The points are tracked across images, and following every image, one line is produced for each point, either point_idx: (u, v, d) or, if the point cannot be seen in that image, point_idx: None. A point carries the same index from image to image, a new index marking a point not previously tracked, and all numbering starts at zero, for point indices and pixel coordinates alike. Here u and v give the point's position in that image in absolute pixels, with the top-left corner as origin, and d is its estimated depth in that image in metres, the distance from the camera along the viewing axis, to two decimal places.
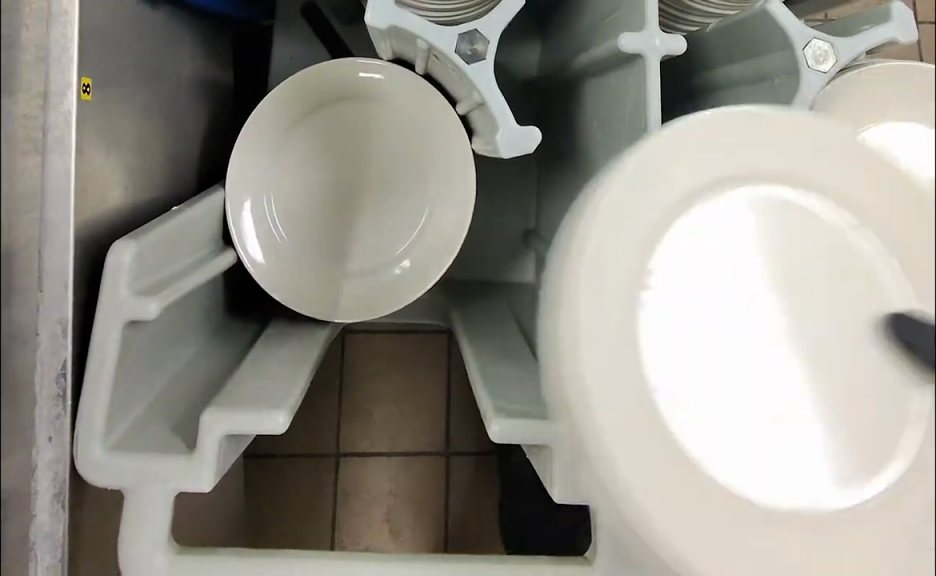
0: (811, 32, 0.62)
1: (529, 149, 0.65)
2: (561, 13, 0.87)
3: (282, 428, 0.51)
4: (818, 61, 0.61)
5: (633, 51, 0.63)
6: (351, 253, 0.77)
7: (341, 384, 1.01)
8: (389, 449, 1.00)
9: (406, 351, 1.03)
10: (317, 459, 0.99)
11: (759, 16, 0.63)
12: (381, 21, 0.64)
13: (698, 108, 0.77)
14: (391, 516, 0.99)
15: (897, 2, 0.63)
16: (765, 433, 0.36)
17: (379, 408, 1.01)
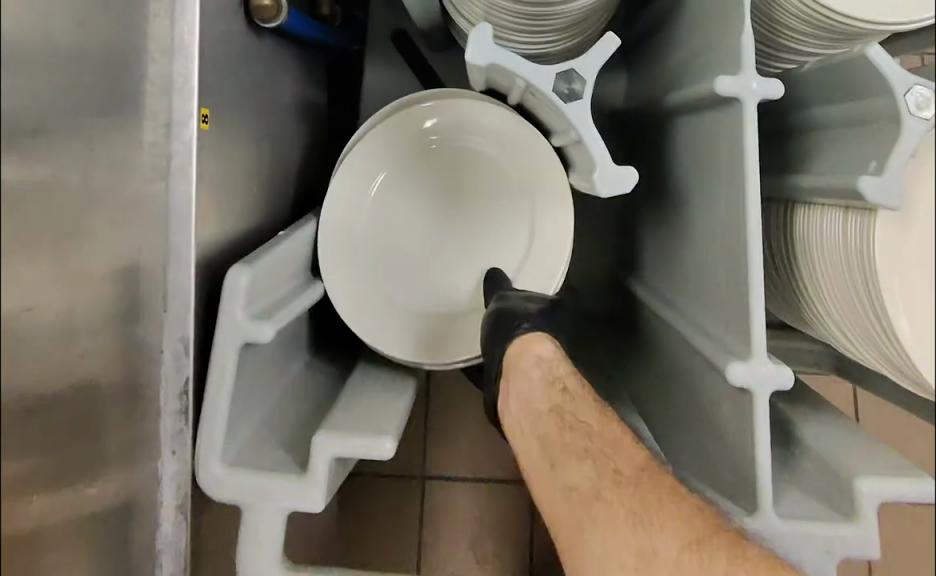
0: (913, 78, 0.61)
1: (626, 189, 0.66)
2: (652, 46, 0.88)
3: (388, 453, 0.53)
4: (920, 107, 0.60)
5: (729, 93, 0.63)
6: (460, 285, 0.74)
7: (428, 408, 0.99)
8: (475, 474, 0.97)
9: None
10: (402, 480, 0.97)
11: (859, 61, 0.63)
12: (481, 59, 0.66)
13: (795, 146, 0.76)
14: (475, 542, 0.95)
15: None
16: (426, 267, 0.74)
17: (464, 434, 0.98)
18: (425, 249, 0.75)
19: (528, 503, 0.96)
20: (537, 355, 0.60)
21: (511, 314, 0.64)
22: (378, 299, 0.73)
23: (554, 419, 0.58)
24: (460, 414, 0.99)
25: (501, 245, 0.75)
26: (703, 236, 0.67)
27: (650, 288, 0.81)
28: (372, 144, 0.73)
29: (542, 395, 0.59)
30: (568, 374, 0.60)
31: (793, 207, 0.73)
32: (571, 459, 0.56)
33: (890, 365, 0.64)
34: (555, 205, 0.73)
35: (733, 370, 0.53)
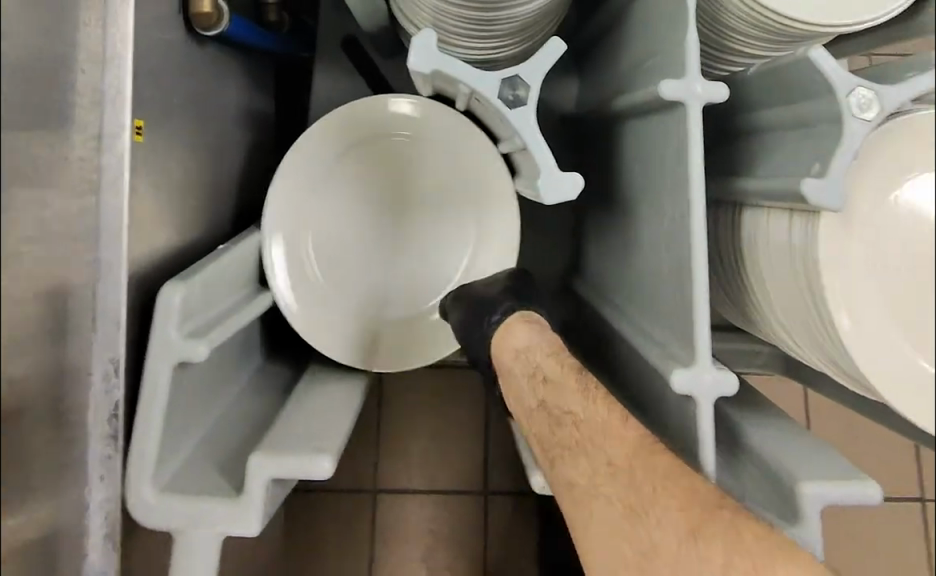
0: (856, 78, 0.61)
1: (571, 195, 0.64)
2: (603, 51, 0.88)
3: (328, 472, 0.52)
4: (862, 109, 0.60)
5: (673, 97, 0.63)
6: (408, 290, 0.73)
7: (380, 419, 0.97)
8: (427, 486, 0.96)
9: (446, 387, 0.98)
10: (352, 495, 0.95)
11: (802, 63, 0.63)
12: (424, 67, 0.65)
13: (741, 149, 0.76)
14: (428, 555, 0.94)
15: None
16: (375, 269, 0.73)
17: (415, 445, 0.97)
18: (375, 250, 0.73)
19: (481, 513, 0.95)
20: (516, 349, 0.64)
21: (479, 302, 0.68)
22: (324, 303, 0.70)
23: (542, 413, 0.60)
24: (411, 425, 0.97)
25: (444, 256, 0.74)
26: (650, 240, 0.67)
27: (598, 293, 0.80)
28: (317, 139, 0.70)
29: (529, 391, 0.61)
30: (549, 365, 0.61)
31: (740, 209, 0.73)
32: (562, 452, 0.58)
33: (837, 368, 0.64)
34: (500, 214, 0.73)
35: (677, 377, 0.52)
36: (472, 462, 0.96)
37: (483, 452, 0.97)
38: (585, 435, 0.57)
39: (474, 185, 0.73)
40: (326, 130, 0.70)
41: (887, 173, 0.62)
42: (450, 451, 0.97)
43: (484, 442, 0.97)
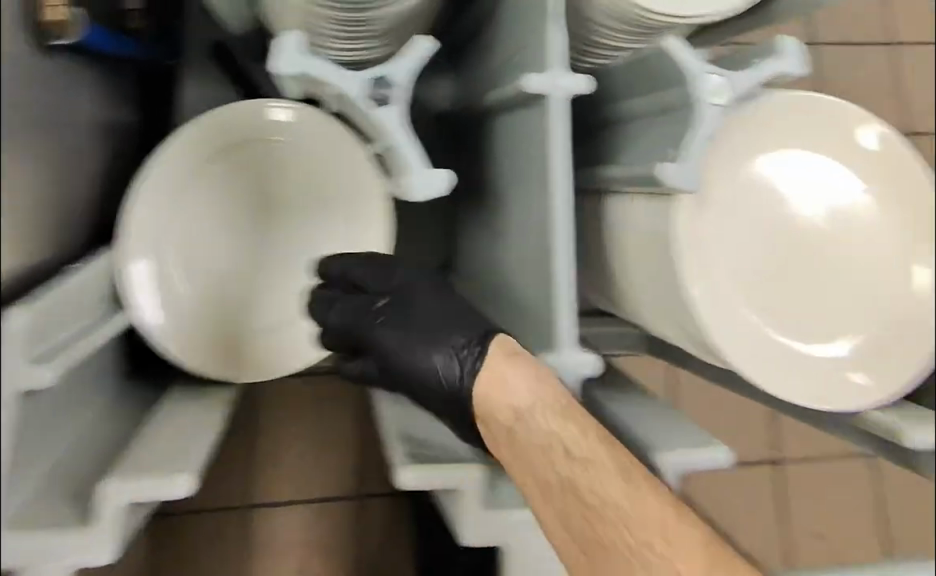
0: (708, 66, 0.63)
1: (439, 190, 0.64)
2: (475, 50, 0.88)
3: (187, 491, 0.50)
4: (714, 94, 0.62)
5: (537, 90, 0.64)
6: (276, 302, 0.70)
7: (252, 432, 0.94)
8: (300, 496, 0.94)
9: (317, 394, 0.96)
10: (222, 513, 0.92)
11: (659, 53, 0.65)
12: (288, 70, 0.64)
13: (605, 139, 0.78)
14: (303, 567, 0.91)
15: (790, 35, 0.64)
16: (245, 283, 0.69)
17: (289, 455, 0.95)
18: (244, 261, 0.69)
19: (357, 518, 0.94)
20: (515, 404, 0.53)
21: (438, 324, 0.57)
22: (188, 318, 0.66)
23: (566, 495, 0.51)
24: (277, 437, 0.95)
25: (312, 266, 0.71)
26: (520, 233, 0.67)
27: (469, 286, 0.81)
28: (179, 147, 0.67)
29: (545, 469, 0.51)
30: (569, 434, 0.52)
31: (605, 199, 0.75)
32: (604, 549, 0.50)
33: (700, 348, 0.65)
34: (369, 219, 0.71)
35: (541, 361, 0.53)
36: (348, 468, 0.95)
37: (358, 455, 0.96)
38: (647, 536, 0.50)
39: (344, 190, 0.71)
40: (188, 137, 0.67)
41: (737, 157, 0.65)
42: (325, 458, 0.96)
43: (359, 445, 0.96)
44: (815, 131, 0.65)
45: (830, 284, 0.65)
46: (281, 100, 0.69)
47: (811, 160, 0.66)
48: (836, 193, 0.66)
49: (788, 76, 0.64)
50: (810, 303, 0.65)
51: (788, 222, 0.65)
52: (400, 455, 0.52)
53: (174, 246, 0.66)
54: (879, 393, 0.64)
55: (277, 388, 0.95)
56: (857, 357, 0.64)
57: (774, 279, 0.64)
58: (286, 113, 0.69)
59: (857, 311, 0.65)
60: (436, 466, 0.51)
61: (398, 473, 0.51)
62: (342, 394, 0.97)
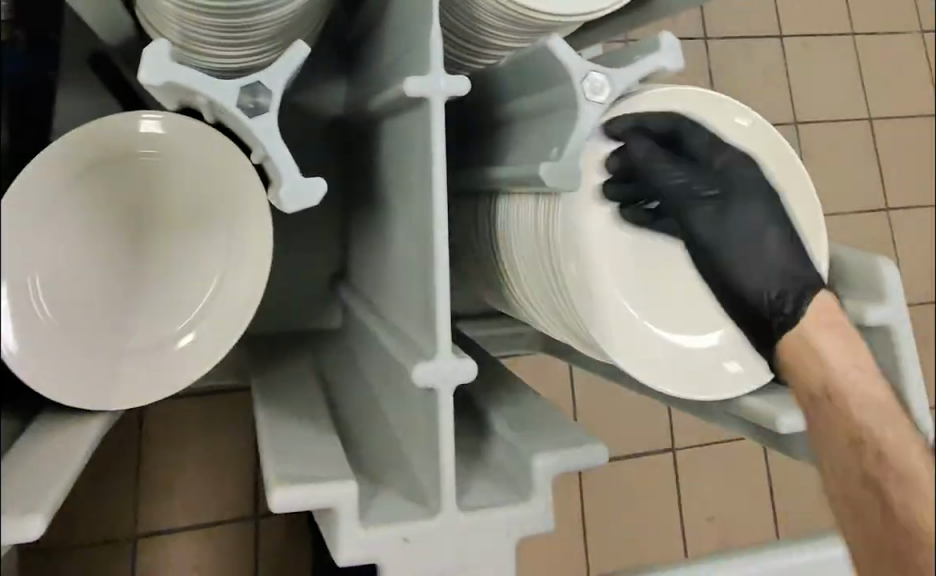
0: (588, 63, 0.61)
1: (316, 201, 0.62)
2: (366, 54, 0.87)
3: (38, 533, 0.47)
4: (595, 92, 0.61)
5: (418, 93, 0.63)
6: (150, 326, 0.64)
7: (139, 460, 0.96)
8: (190, 521, 0.97)
9: (205, 418, 0.99)
10: (110, 544, 0.94)
11: (540, 52, 0.64)
12: (154, 79, 0.60)
13: (493, 141, 0.79)
14: None
15: (669, 31, 0.64)
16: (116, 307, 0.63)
17: (178, 480, 0.97)
18: (114, 284, 0.64)
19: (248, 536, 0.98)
20: (830, 373, 0.58)
21: (775, 223, 0.63)
22: (52, 344, 0.59)
23: (846, 437, 0.57)
24: (168, 463, 0.97)
25: (192, 284, 0.66)
26: (402, 237, 0.66)
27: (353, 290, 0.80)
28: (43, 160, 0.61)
29: (826, 418, 0.58)
30: (861, 376, 0.58)
31: (494, 200, 0.74)
32: (884, 478, 0.56)
33: (579, 340, 0.65)
34: (248, 234, 0.67)
35: (419, 370, 0.50)
36: (238, 489, 0.99)
37: (248, 475, 1.00)
38: (864, 462, 0.56)
39: (220, 207, 0.67)
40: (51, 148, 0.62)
41: (619, 150, 0.64)
42: (214, 482, 0.98)
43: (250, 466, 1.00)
44: (694, 122, 0.66)
45: (710, 271, 0.66)
46: (153, 112, 0.65)
47: (691, 151, 0.66)
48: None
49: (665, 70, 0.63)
50: (691, 291, 0.65)
51: (667, 213, 0.65)
52: (272, 475, 0.47)
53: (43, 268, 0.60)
54: (756, 376, 0.65)
55: (164, 408, 0.97)
56: (734, 342, 0.66)
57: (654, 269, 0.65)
58: (158, 124, 0.65)
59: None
60: (309, 482, 0.46)
61: (267, 494, 0.46)
62: (232, 418, 1.00)
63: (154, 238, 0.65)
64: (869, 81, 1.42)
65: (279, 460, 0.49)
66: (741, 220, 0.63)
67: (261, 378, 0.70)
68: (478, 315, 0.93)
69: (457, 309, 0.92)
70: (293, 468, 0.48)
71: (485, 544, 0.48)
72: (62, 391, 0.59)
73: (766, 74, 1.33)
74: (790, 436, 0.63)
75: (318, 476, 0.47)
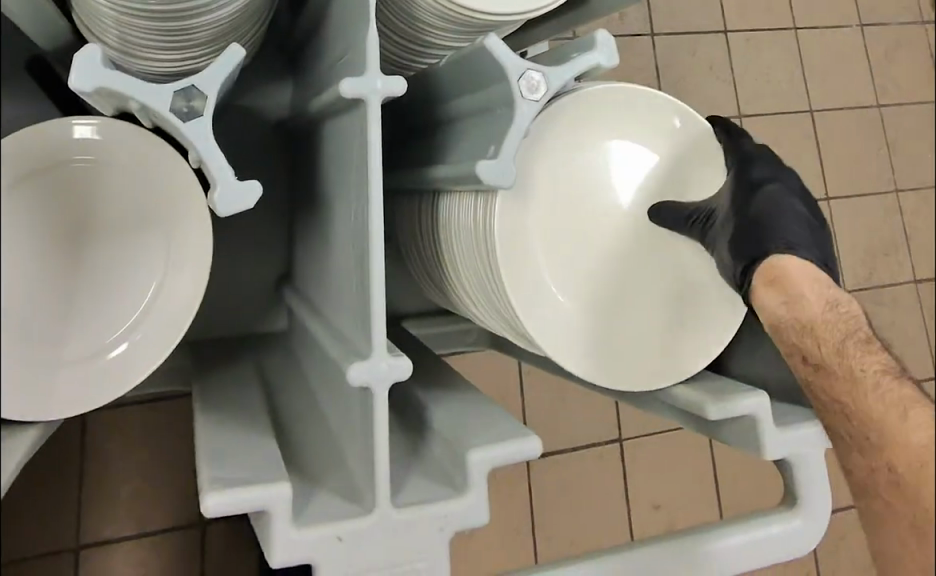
0: (524, 62, 0.62)
1: (251, 203, 0.63)
2: (308, 56, 0.87)
3: None
4: (530, 90, 0.62)
5: (355, 95, 0.63)
6: (82, 334, 0.63)
7: (83, 469, 0.96)
8: (136, 531, 0.96)
9: (151, 427, 0.98)
10: (53, 557, 0.94)
11: (477, 53, 0.65)
12: (86, 84, 0.60)
13: (435, 141, 0.79)
14: None
15: (602, 30, 0.65)
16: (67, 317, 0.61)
17: (123, 490, 0.97)
18: (72, 291, 0.61)
19: (197, 545, 0.98)
20: (791, 274, 0.65)
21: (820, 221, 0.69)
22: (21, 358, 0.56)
23: (803, 330, 0.63)
24: (113, 472, 0.97)
25: (132, 286, 0.65)
26: (341, 238, 0.66)
27: (297, 291, 0.81)
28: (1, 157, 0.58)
29: (784, 312, 0.64)
30: (804, 273, 0.65)
31: (434, 200, 0.75)
32: (833, 357, 0.61)
33: (519, 335, 0.66)
34: (185, 237, 0.68)
35: (355, 369, 0.50)
36: (185, 498, 0.98)
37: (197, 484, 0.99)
38: (811, 349, 0.62)
39: (156, 207, 0.67)
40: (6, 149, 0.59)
41: (558, 149, 0.65)
42: (159, 491, 0.98)
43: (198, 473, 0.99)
44: (632, 121, 0.67)
45: (644, 266, 0.68)
46: (86, 117, 0.66)
47: (627, 149, 0.67)
48: (653, 178, 0.68)
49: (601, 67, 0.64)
50: (628, 287, 0.67)
51: (605, 210, 0.66)
52: (204, 480, 0.47)
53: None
54: (684, 367, 0.68)
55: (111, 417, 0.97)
56: (666, 332, 0.68)
57: (595, 267, 0.66)
58: (92, 130, 0.65)
59: (668, 292, 0.68)
60: (241, 487, 0.46)
61: (201, 499, 0.46)
62: (177, 424, 0.99)
63: (104, 242, 0.63)
64: (810, 73, 1.45)
65: (211, 464, 0.49)
66: (796, 214, 0.67)
67: (201, 381, 0.70)
68: (425, 314, 0.94)
69: (404, 309, 0.93)
70: (225, 473, 0.48)
71: (417, 542, 0.48)
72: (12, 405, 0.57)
73: (710, 67, 1.36)
74: (722, 423, 0.65)
75: (251, 480, 0.47)
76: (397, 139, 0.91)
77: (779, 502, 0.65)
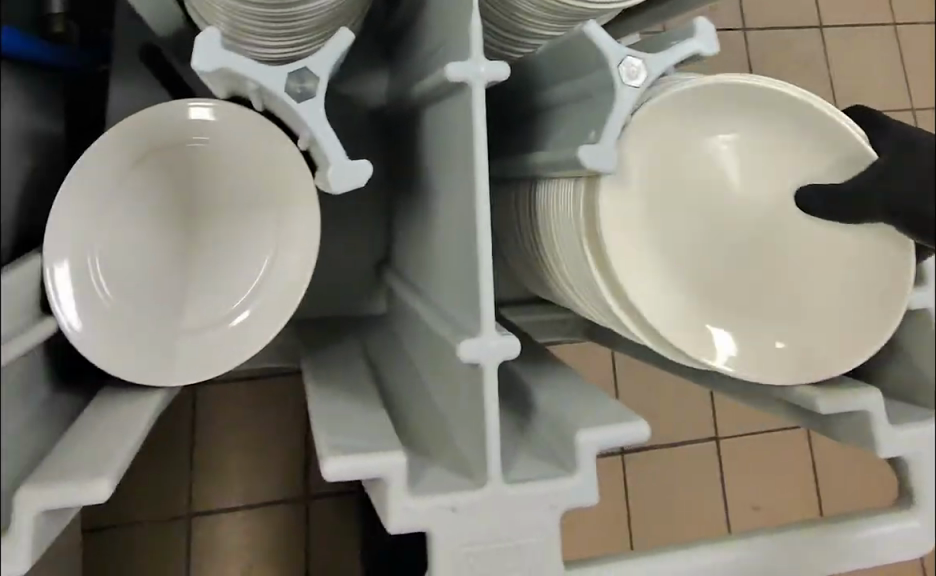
0: (625, 47, 0.58)
1: (363, 182, 0.64)
2: (406, 44, 0.88)
3: (106, 495, 0.49)
4: (631, 77, 0.58)
5: (459, 78, 0.64)
6: (192, 304, 0.66)
7: (194, 441, 1.00)
8: (245, 502, 0.99)
9: (260, 401, 1.02)
10: (164, 524, 0.97)
11: (578, 39, 0.65)
12: (207, 66, 0.61)
13: (534, 127, 0.79)
14: (250, 568, 0.98)
15: (702, 19, 0.64)
16: (180, 290, 0.66)
17: (232, 462, 1.00)
18: (181, 268, 0.66)
19: (303, 516, 1.01)
20: None
21: None
22: (128, 333, 0.63)
23: None
24: (220, 445, 1.00)
25: (247, 263, 0.68)
26: (445, 221, 0.67)
27: (398, 273, 0.82)
28: (112, 146, 0.64)
29: None
30: None
31: (534, 186, 0.75)
32: None
33: (616, 321, 0.65)
34: (296, 214, 0.68)
35: (464, 347, 0.51)
36: (290, 471, 1.01)
37: (302, 457, 1.02)
38: None
39: (268, 186, 0.68)
40: (116, 134, 0.64)
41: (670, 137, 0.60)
42: (266, 464, 1.01)
43: (303, 446, 1.02)
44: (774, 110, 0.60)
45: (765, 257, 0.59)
46: (202, 98, 0.66)
47: (765, 140, 0.60)
48: (796, 163, 0.60)
49: (700, 55, 0.63)
50: (758, 281, 0.59)
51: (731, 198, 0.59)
52: (324, 446, 0.49)
53: (104, 254, 0.63)
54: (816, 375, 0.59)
55: (221, 389, 1.01)
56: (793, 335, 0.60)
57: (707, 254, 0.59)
58: (210, 111, 0.66)
59: (806, 294, 0.60)
60: (358, 454, 0.47)
61: (319, 464, 0.48)
62: (283, 399, 1.03)
63: (210, 222, 0.68)
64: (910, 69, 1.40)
65: (328, 432, 0.51)
66: None
67: (310, 359, 0.72)
68: (519, 302, 0.94)
69: (498, 295, 0.93)
70: (341, 440, 0.50)
71: (529, 517, 0.49)
72: (132, 368, 0.62)
73: (803, 67, 1.32)
74: (832, 418, 0.63)
75: (367, 448, 0.48)
76: (491, 128, 0.91)
77: (894, 501, 0.63)
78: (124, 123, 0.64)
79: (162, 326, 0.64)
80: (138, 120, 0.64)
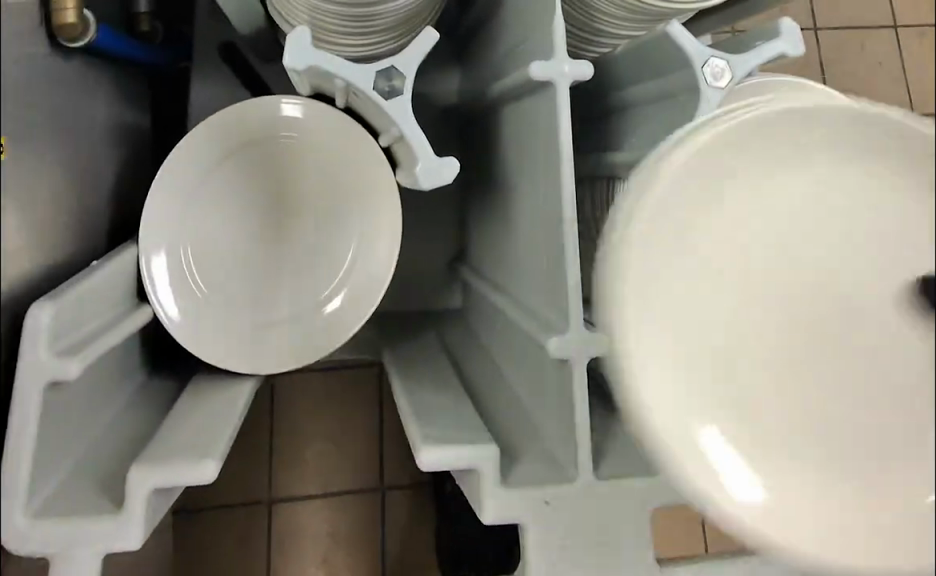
0: (708, 49, 0.61)
1: (450, 178, 0.65)
2: (480, 44, 0.89)
3: (212, 475, 0.51)
4: (714, 78, 0.61)
5: (542, 77, 0.64)
6: (280, 295, 0.68)
7: (274, 428, 1.02)
8: (323, 489, 1.02)
9: (339, 390, 1.04)
10: (246, 508, 1.00)
11: (659, 40, 0.64)
12: (298, 64, 0.62)
13: (612, 126, 0.79)
14: (328, 555, 1.00)
15: (787, 20, 0.63)
16: (269, 281, 0.68)
17: (312, 449, 1.02)
18: (269, 260, 0.68)
19: (380, 505, 1.02)
20: None
21: None
22: (218, 320, 0.66)
23: None
24: (298, 433, 1.03)
25: (333, 253, 0.69)
26: (527, 218, 0.67)
27: (475, 269, 0.83)
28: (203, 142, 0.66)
29: None
30: None
31: (614, 186, 0.75)
32: None
33: None
34: (378, 207, 0.69)
35: (554, 344, 0.51)
36: (367, 460, 1.03)
37: (378, 447, 1.04)
38: None
39: (353, 180, 0.69)
40: (207, 131, 0.67)
41: (775, 154, 0.36)
42: (345, 452, 1.03)
43: (379, 436, 1.04)
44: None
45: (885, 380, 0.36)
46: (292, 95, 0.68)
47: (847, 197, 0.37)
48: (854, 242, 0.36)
49: (786, 57, 0.62)
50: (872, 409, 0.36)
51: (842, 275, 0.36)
52: (417, 437, 0.50)
53: (197, 245, 0.66)
54: None
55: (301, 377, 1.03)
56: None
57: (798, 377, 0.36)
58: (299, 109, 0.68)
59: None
60: (452, 446, 0.48)
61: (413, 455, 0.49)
62: (362, 389, 1.05)
63: (297, 216, 0.69)
64: None
65: (419, 425, 0.52)
66: None
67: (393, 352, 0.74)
68: None
69: None
70: (433, 431, 0.51)
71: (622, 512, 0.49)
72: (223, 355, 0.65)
73: None
74: None
75: (460, 440, 0.49)
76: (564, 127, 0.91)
77: None
78: (213, 120, 0.67)
79: (251, 315, 0.67)
80: (227, 118, 0.67)
